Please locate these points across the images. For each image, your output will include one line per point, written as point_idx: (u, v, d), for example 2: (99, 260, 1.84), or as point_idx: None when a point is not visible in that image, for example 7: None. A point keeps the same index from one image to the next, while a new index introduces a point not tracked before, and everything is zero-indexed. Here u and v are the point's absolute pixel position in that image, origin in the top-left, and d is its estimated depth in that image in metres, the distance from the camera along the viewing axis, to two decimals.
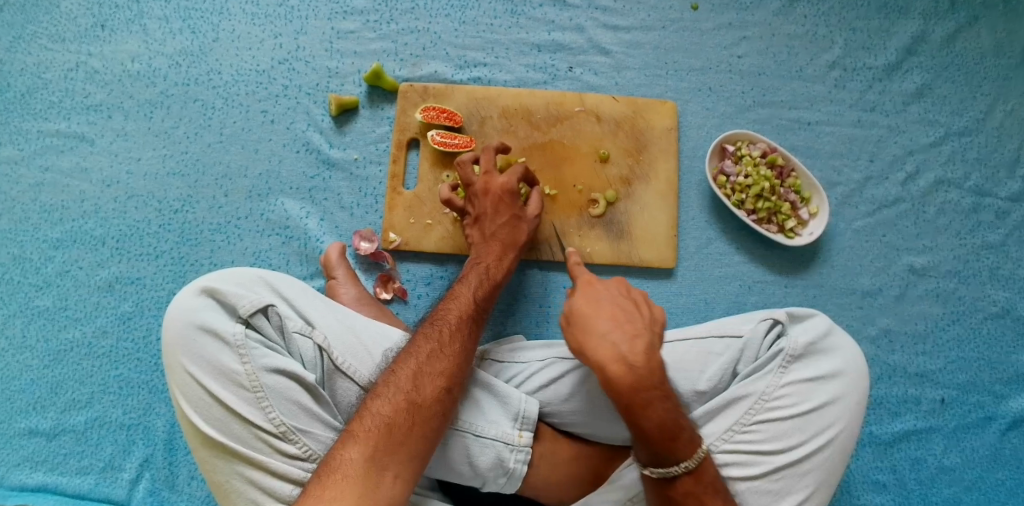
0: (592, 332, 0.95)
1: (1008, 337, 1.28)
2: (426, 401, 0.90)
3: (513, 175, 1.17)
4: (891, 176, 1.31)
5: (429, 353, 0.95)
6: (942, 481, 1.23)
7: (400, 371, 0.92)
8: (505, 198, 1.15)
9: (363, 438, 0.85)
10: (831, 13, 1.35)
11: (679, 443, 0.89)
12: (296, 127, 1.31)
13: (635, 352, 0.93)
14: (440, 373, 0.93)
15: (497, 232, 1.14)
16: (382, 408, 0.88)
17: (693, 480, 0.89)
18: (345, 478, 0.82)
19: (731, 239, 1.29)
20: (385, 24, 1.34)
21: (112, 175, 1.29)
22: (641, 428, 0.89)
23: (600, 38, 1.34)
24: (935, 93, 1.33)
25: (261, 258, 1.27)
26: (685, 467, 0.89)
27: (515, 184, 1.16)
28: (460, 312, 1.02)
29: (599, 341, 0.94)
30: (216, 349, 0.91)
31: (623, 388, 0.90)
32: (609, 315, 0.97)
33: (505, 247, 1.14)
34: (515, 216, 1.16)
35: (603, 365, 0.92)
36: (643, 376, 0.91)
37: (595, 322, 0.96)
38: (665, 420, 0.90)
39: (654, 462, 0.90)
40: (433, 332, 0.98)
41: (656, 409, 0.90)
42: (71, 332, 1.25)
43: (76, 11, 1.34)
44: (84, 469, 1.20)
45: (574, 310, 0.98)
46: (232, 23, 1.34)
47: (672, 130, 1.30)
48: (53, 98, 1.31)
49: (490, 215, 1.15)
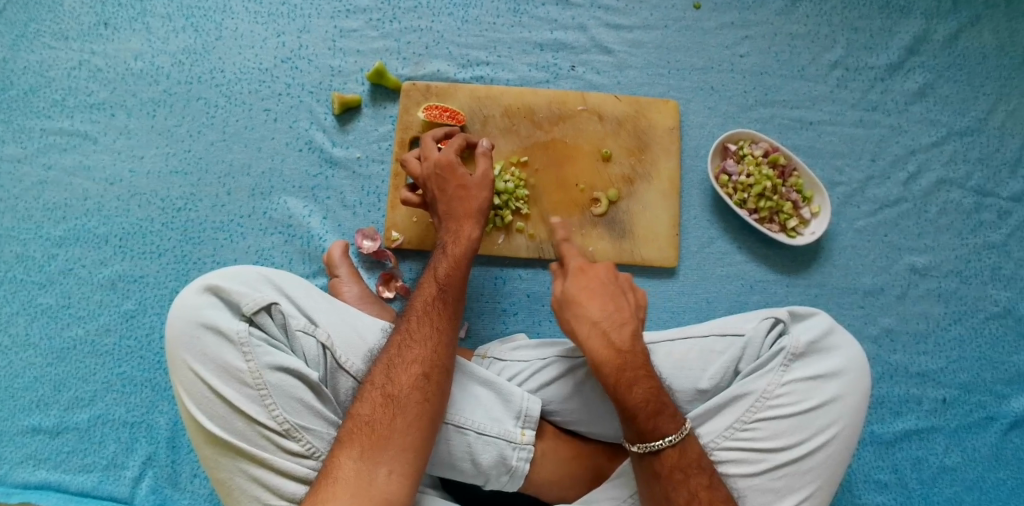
0: (583, 319, 0.98)
1: (1009, 337, 1.28)
2: (402, 390, 0.90)
3: (449, 150, 1.11)
4: (893, 176, 1.31)
5: (399, 343, 0.94)
6: (943, 481, 1.23)
7: (376, 369, 0.93)
8: (445, 173, 1.09)
9: (347, 440, 0.87)
10: (833, 13, 1.35)
11: (664, 417, 0.90)
12: (298, 126, 1.31)
13: (623, 338, 0.96)
14: (412, 360, 0.92)
15: (445, 209, 1.09)
16: (361, 409, 0.89)
17: (677, 454, 0.90)
18: (335, 480, 0.83)
19: (733, 239, 1.29)
20: (387, 23, 1.34)
21: (115, 174, 1.30)
22: (625, 403, 0.91)
23: (603, 37, 1.34)
24: (937, 93, 1.34)
25: (263, 257, 1.27)
26: (669, 441, 0.90)
27: (452, 157, 1.10)
28: (427, 296, 0.99)
29: (590, 329, 0.97)
30: (219, 347, 0.91)
31: (610, 370, 0.93)
32: (600, 302, 0.99)
33: (456, 222, 1.07)
34: (461, 188, 1.09)
35: (592, 351, 0.95)
36: (629, 360, 0.94)
37: (584, 308, 0.99)
38: (650, 396, 0.92)
39: (640, 438, 0.91)
40: (404, 323, 0.97)
41: (641, 388, 0.92)
42: (74, 330, 1.25)
43: (79, 9, 1.34)
44: (87, 467, 1.20)
45: (568, 296, 1.01)
46: (235, 22, 1.34)
47: (674, 129, 1.30)
48: (56, 96, 1.32)
49: (438, 195, 1.10)
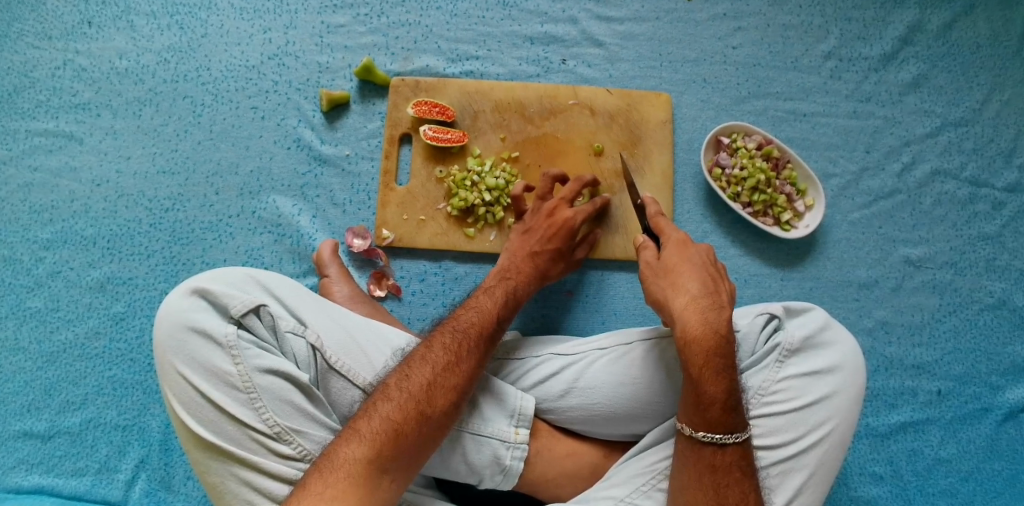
0: (682, 294, 0.95)
1: (1004, 328, 1.27)
2: (436, 412, 0.88)
3: (580, 211, 1.16)
4: (887, 167, 1.30)
5: (444, 365, 0.92)
6: (939, 472, 1.22)
7: (413, 377, 0.90)
8: (565, 232, 1.14)
9: (368, 440, 0.83)
10: (826, 3, 1.34)
11: (738, 415, 0.90)
12: (286, 123, 1.30)
13: (721, 322, 0.93)
14: (452, 387, 0.91)
15: (545, 251, 1.13)
16: (390, 413, 0.86)
17: (739, 453, 0.90)
18: (346, 478, 0.81)
19: (726, 232, 1.28)
20: (375, 18, 1.32)
21: (101, 174, 1.28)
22: (704, 389, 0.90)
23: (594, 30, 1.33)
24: (931, 84, 1.32)
25: (253, 257, 1.26)
26: (737, 437, 0.90)
27: (578, 225, 1.15)
28: (482, 326, 0.98)
29: (690, 304, 0.94)
30: (207, 351, 0.90)
31: (700, 351, 0.91)
32: (700, 278, 0.97)
33: (538, 273, 1.12)
34: (560, 252, 1.14)
35: (686, 324, 0.93)
36: (723, 345, 0.92)
37: (685, 282, 0.96)
38: (730, 392, 0.90)
39: (708, 426, 0.89)
40: (451, 342, 0.95)
41: (726, 379, 0.90)
42: (64, 333, 1.24)
43: (63, 8, 1.32)
44: (80, 471, 1.19)
45: (666, 266, 0.99)
46: (221, 19, 1.32)
47: (667, 122, 1.29)
48: (41, 96, 1.30)
49: (540, 235, 1.14)
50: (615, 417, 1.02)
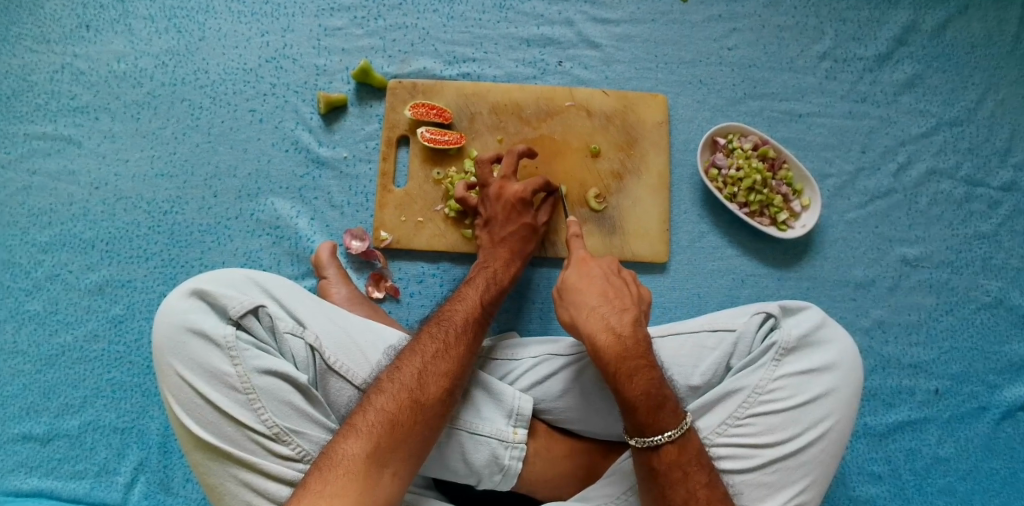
0: (581, 309, 0.99)
1: (1001, 326, 1.28)
2: (429, 399, 0.88)
3: (527, 183, 1.16)
4: (883, 167, 1.31)
5: (434, 353, 0.93)
6: (937, 471, 1.23)
7: (405, 369, 0.91)
8: (518, 204, 1.15)
9: (365, 433, 0.84)
10: (821, 4, 1.34)
11: (665, 411, 0.89)
12: (284, 126, 1.30)
13: (623, 323, 0.96)
14: (444, 373, 0.91)
15: (511, 231, 1.15)
16: (385, 404, 0.87)
17: (676, 451, 0.89)
18: (345, 474, 0.81)
19: (723, 232, 1.29)
20: (373, 20, 1.33)
21: (100, 177, 1.29)
22: (624, 395, 0.90)
23: (590, 32, 1.33)
24: (926, 84, 1.33)
25: (252, 259, 1.26)
26: (668, 436, 0.88)
27: (528, 194, 1.15)
28: (468, 314, 1.00)
29: (591, 314, 0.97)
30: (206, 352, 0.90)
31: (609, 357, 0.93)
32: (598, 291, 1.00)
33: (514, 255, 1.14)
34: (525, 226, 1.16)
35: (592, 335, 0.95)
36: (630, 347, 0.94)
37: (585, 297, 0.99)
38: (651, 389, 0.90)
39: (638, 432, 0.89)
40: (439, 332, 0.96)
41: (641, 378, 0.91)
42: (63, 337, 1.24)
43: (61, 11, 1.32)
44: (79, 474, 1.20)
45: (567, 287, 1.02)
46: (219, 22, 1.33)
47: (663, 123, 1.29)
48: (39, 100, 1.30)
49: (500, 222, 1.15)
50: (611, 411, 1.02)
